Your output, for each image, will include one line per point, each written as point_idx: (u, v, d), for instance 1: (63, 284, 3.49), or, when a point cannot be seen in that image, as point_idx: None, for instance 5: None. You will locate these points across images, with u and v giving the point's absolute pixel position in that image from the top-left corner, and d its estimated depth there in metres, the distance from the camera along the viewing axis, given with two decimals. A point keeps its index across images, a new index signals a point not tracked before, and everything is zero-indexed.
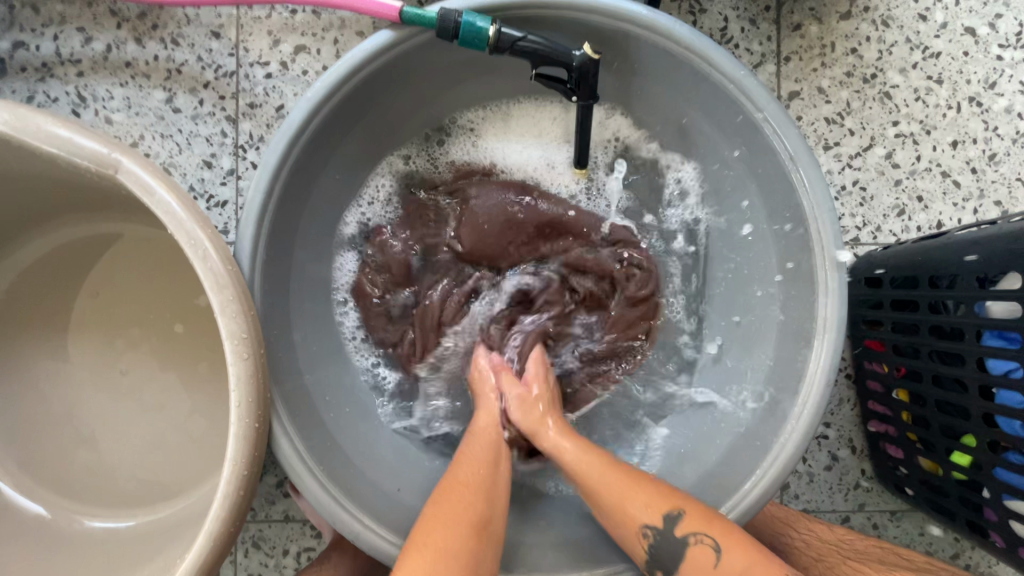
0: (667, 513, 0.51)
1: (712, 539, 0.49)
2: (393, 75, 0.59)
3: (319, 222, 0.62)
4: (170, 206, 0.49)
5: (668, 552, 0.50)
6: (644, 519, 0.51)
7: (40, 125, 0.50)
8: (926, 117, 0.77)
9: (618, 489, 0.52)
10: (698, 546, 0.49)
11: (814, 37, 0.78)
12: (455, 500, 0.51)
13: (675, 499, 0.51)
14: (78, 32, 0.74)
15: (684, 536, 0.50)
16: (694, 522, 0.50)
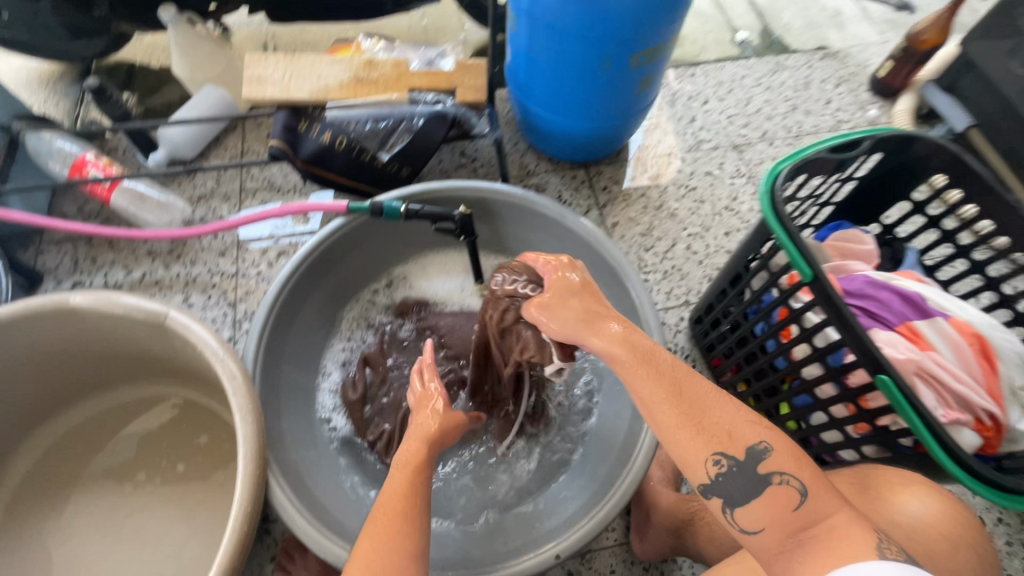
0: (752, 449, 0.50)
1: (797, 483, 0.49)
2: (348, 244, 0.92)
3: (301, 345, 0.88)
4: (202, 334, 0.73)
5: (735, 486, 0.50)
6: (720, 450, 0.50)
7: (115, 300, 0.73)
8: (703, 222, 1.18)
9: (699, 424, 0.51)
10: (781, 486, 0.49)
11: (618, 192, 1.22)
12: (387, 513, 0.58)
13: (762, 431, 0.51)
14: (122, 268, 1.06)
15: (768, 474, 0.49)
16: (779, 463, 0.50)
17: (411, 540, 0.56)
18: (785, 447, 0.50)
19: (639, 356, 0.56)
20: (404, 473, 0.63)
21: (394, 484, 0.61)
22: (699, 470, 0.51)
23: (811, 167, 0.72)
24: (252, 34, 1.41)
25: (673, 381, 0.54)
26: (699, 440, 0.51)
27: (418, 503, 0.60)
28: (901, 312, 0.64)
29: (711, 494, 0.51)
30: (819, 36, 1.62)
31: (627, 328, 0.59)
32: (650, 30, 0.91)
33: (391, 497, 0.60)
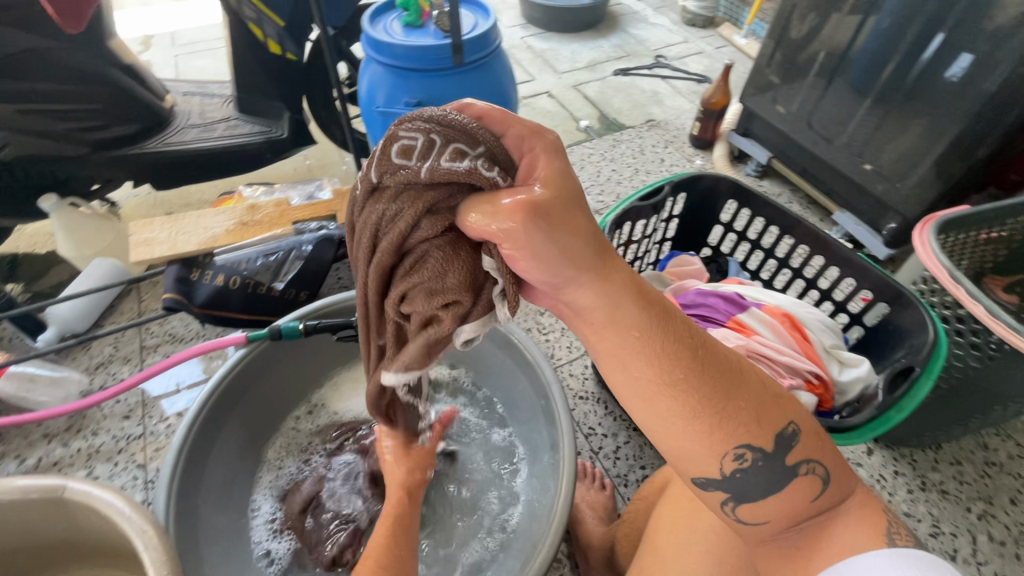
0: (780, 439, 0.49)
1: (819, 472, 0.50)
2: (256, 373, 0.96)
3: (221, 484, 0.87)
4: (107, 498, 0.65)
5: (749, 480, 0.50)
6: (745, 442, 0.49)
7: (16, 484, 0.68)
8: None
9: (729, 411, 0.48)
10: (806, 477, 0.50)
11: None
12: (374, 569, 0.60)
13: (789, 414, 0.50)
14: (13, 458, 1.00)
15: (794, 465, 0.50)
16: (806, 453, 0.50)
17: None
18: (810, 434, 0.51)
19: (649, 310, 0.48)
20: (385, 521, 0.68)
21: (380, 535, 0.66)
22: (721, 464, 0.49)
23: (631, 216, 0.87)
24: (141, 204, 1.50)
25: (698, 350, 0.49)
26: (725, 430, 0.48)
27: (404, 558, 0.63)
28: (726, 311, 0.78)
29: (711, 485, 0.51)
30: (644, 112, 1.96)
31: (640, 284, 0.49)
32: None
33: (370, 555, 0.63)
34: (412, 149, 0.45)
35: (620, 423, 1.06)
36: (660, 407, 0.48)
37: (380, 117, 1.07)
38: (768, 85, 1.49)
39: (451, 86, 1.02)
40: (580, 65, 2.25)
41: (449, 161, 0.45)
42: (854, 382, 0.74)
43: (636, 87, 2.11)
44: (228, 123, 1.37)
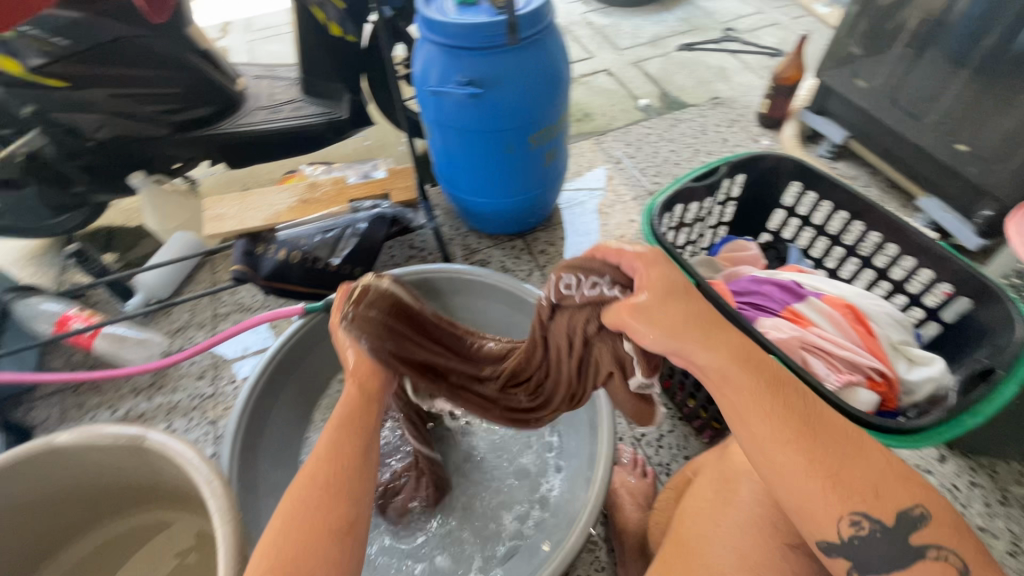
0: (903, 513, 0.46)
1: (952, 557, 0.45)
2: (313, 342, 1.02)
3: (276, 443, 0.93)
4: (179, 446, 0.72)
5: (865, 551, 0.46)
6: (862, 510, 0.46)
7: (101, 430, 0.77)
8: None
9: (842, 476, 0.46)
10: (933, 560, 0.45)
11: (554, 252, 1.35)
12: (336, 475, 0.56)
13: (917, 495, 0.46)
14: (106, 408, 1.12)
15: (919, 544, 0.45)
16: (934, 534, 0.45)
17: (362, 503, 0.56)
18: (943, 517, 0.46)
19: (765, 381, 0.50)
20: (320, 454, 0.59)
21: (313, 470, 0.57)
22: (833, 530, 0.46)
23: (682, 198, 0.84)
24: (218, 182, 1.61)
25: (807, 419, 0.49)
26: (835, 494, 0.46)
27: (367, 463, 0.59)
28: (781, 300, 0.74)
29: (834, 553, 0.47)
30: (709, 89, 1.86)
31: (747, 346, 0.52)
32: (538, 114, 1.09)
33: (329, 459, 0.57)
34: (572, 285, 0.64)
35: (665, 411, 1.04)
36: (781, 463, 0.48)
37: (432, 96, 1.08)
38: (848, 58, 1.37)
39: (503, 64, 1.01)
40: (642, 40, 2.16)
41: (589, 291, 0.63)
42: (924, 382, 0.68)
43: (701, 62, 2.00)
44: (294, 105, 1.44)
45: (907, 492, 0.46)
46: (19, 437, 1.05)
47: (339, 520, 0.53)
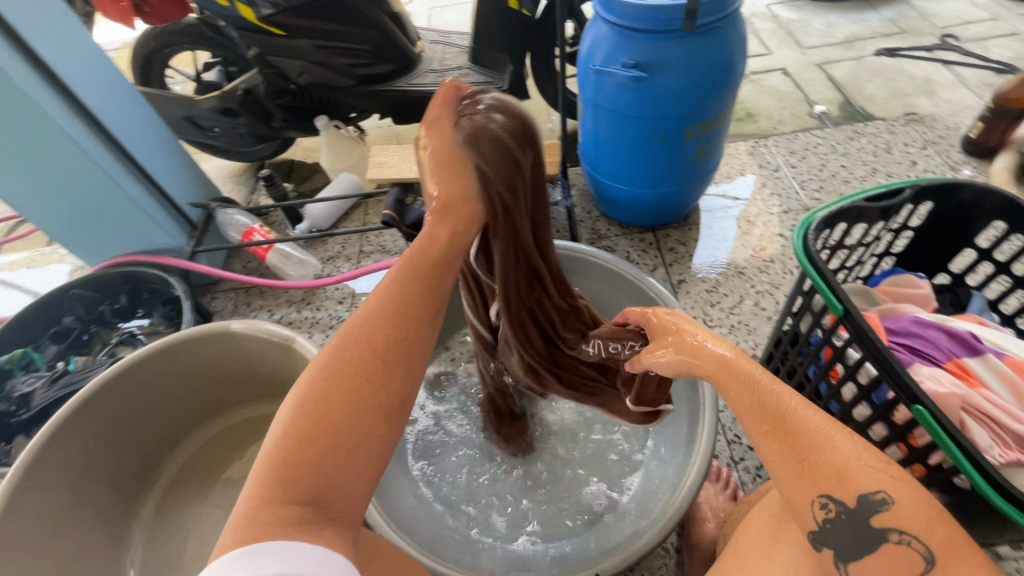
0: (868, 499, 0.43)
1: (924, 545, 0.42)
2: None
3: None
4: None
5: (841, 531, 0.45)
6: (828, 492, 0.44)
7: (264, 328, 0.94)
8: (773, 281, 1.21)
9: (803, 460, 0.45)
10: (905, 545, 0.43)
11: (684, 252, 1.30)
12: (367, 351, 0.47)
13: (884, 483, 0.43)
14: (267, 310, 1.33)
15: (884, 526, 0.43)
16: (903, 517, 0.42)
17: (396, 381, 0.48)
18: (909, 501, 0.43)
19: (739, 378, 0.50)
20: (378, 305, 0.50)
21: (368, 330, 0.48)
22: (805, 512, 0.46)
23: (849, 216, 0.76)
24: (382, 135, 1.78)
25: (778, 416, 0.47)
26: (800, 477, 0.45)
27: (406, 340, 0.49)
28: (947, 350, 0.65)
29: (821, 543, 0.47)
30: (905, 102, 1.63)
31: (728, 346, 0.53)
32: (700, 106, 1.05)
33: (361, 330, 0.48)
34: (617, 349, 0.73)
35: None
36: (764, 462, 0.47)
37: (594, 75, 1.08)
38: None
39: (674, 50, 0.98)
40: (833, 40, 1.94)
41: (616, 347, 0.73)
42: None
43: (902, 71, 1.75)
44: (460, 71, 1.53)
45: (870, 477, 0.43)
46: (204, 319, 1.28)
47: (368, 397, 0.46)
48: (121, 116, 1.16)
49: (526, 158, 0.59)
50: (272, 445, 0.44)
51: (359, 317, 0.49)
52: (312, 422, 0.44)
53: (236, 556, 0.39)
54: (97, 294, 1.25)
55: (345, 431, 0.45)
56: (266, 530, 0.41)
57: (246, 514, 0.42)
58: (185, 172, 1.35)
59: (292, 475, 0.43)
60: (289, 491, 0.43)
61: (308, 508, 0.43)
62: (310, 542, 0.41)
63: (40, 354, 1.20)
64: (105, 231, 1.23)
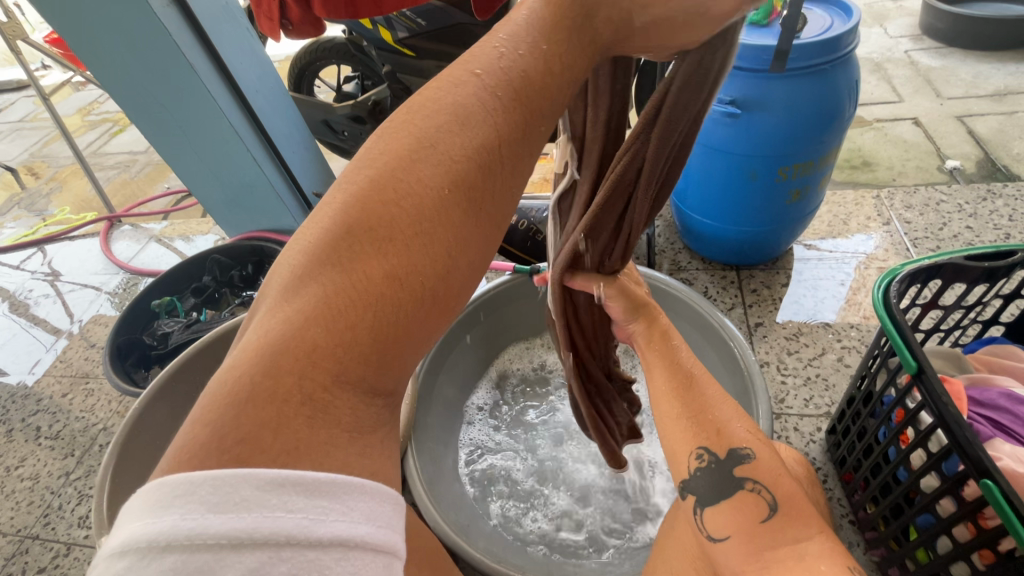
0: (735, 451, 0.51)
1: (769, 494, 0.48)
2: (513, 297, 1.16)
3: (458, 369, 1.12)
4: None
5: (707, 483, 0.51)
6: (703, 442, 0.52)
7: None
8: (863, 338, 1.13)
9: (694, 412, 0.54)
10: (751, 494, 0.49)
11: (767, 295, 1.25)
12: (439, 209, 0.35)
13: (750, 440, 0.51)
14: None
15: (742, 476, 0.50)
16: (757, 471, 0.50)
17: (475, 245, 0.37)
18: (771, 461, 0.50)
19: (665, 347, 0.59)
20: (455, 166, 0.36)
21: (444, 195, 0.35)
22: (682, 462, 0.53)
23: (944, 274, 0.71)
24: None
25: (685, 375, 0.56)
26: (684, 429, 0.53)
27: (494, 190, 0.37)
28: None
29: (687, 491, 0.53)
30: None
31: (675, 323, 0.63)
32: (800, 146, 1.03)
33: (440, 173, 0.35)
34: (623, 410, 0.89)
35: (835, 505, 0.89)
36: (662, 408, 0.56)
37: None
38: None
39: (775, 90, 0.97)
40: (980, 92, 1.77)
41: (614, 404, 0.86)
42: None
43: None
44: None
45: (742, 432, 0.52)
46: None
47: (441, 265, 0.35)
48: (275, 114, 1.38)
49: (715, 67, 0.44)
50: (307, 309, 0.33)
51: (433, 151, 0.36)
52: (366, 286, 0.34)
53: (257, 469, 0.30)
54: (231, 260, 1.48)
55: (411, 303, 0.34)
56: (303, 421, 0.32)
57: (269, 391, 0.31)
58: (316, 167, 1.56)
59: (346, 351, 0.33)
60: (339, 370, 0.33)
61: (360, 395, 0.34)
62: (373, 483, 0.33)
63: (182, 304, 1.46)
64: (247, 209, 1.46)
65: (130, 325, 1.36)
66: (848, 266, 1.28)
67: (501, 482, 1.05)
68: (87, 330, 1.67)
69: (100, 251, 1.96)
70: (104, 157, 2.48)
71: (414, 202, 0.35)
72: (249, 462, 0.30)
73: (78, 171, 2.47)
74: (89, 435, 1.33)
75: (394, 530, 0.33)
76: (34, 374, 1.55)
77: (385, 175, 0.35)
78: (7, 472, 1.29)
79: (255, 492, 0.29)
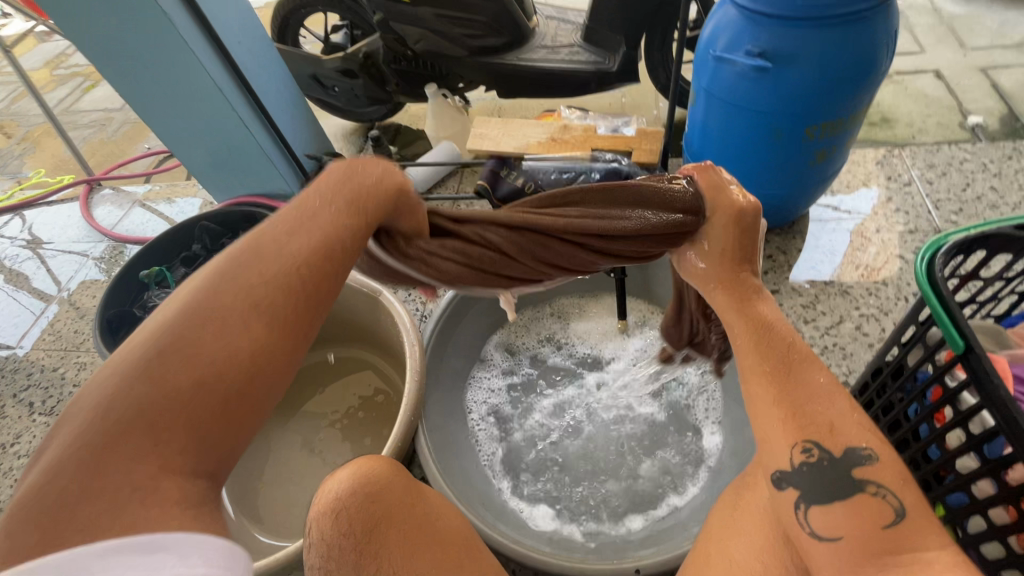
0: (842, 450, 0.53)
1: (895, 498, 0.51)
2: None
3: (465, 341, 1.08)
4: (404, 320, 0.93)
5: (816, 477, 0.53)
6: (808, 436, 0.54)
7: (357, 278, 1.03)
8: (882, 306, 1.10)
9: (801, 409, 0.55)
10: (876, 497, 0.51)
11: (782, 261, 1.21)
12: (247, 316, 0.44)
13: (868, 439, 0.53)
14: None
15: (863, 477, 0.52)
16: (882, 471, 0.52)
17: (287, 339, 0.45)
18: (890, 463, 0.53)
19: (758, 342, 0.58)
20: (264, 281, 0.45)
21: (250, 304, 0.44)
22: (790, 453, 0.54)
23: (990, 244, 0.67)
24: (485, 106, 1.81)
25: (779, 363, 0.57)
26: (789, 423, 0.55)
27: (302, 287, 0.46)
28: None
29: (785, 484, 0.55)
30: None
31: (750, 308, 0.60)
32: (830, 103, 0.96)
33: (246, 292, 0.44)
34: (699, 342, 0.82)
35: None
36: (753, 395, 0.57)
37: (713, 62, 1.02)
38: None
39: (809, 40, 0.90)
40: (1007, 42, 1.67)
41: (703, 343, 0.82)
42: None
43: None
44: (572, 49, 1.53)
45: (858, 431, 0.53)
46: None
47: (250, 361, 0.43)
48: (258, 68, 1.28)
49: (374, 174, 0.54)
50: (141, 387, 0.40)
51: (241, 273, 0.45)
52: (176, 388, 0.40)
53: (98, 541, 0.35)
54: (221, 227, 1.40)
55: (227, 390, 0.42)
56: (112, 481, 0.37)
57: (86, 488, 0.36)
58: (305, 127, 1.47)
59: (163, 443, 0.39)
60: (160, 440, 0.39)
61: (185, 473, 0.40)
62: (204, 537, 0.38)
63: (172, 274, 1.38)
64: (235, 172, 1.37)
65: (117, 298, 1.30)
66: (850, 224, 1.26)
67: (511, 453, 1.02)
68: (74, 300, 1.60)
69: (81, 217, 1.86)
70: (76, 115, 2.33)
71: (223, 317, 0.43)
72: (82, 539, 0.35)
73: (51, 131, 2.32)
74: None
75: (229, 567, 0.39)
76: (21, 347, 1.50)
77: (199, 298, 0.43)
78: (4, 449, 1.26)
79: (95, 558, 0.35)
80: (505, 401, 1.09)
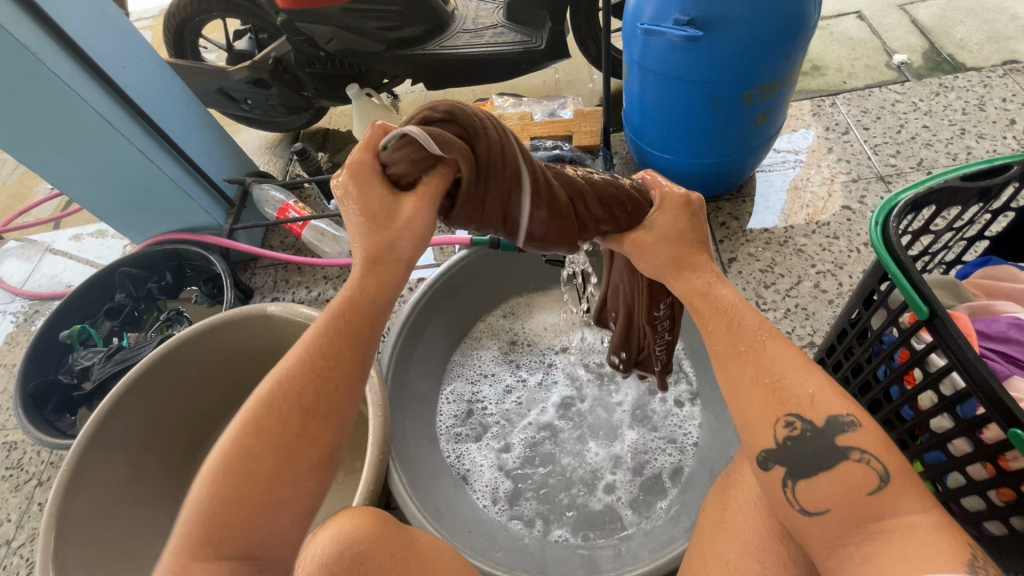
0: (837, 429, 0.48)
1: (879, 464, 0.46)
2: (472, 273, 1.05)
3: (427, 361, 1.02)
4: None
5: (802, 453, 0.48)
6: (790, 408, 0.48)
7: (299, 311, 0.95)
8: (836, 260, 1.11)
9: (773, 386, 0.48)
10: (855, 463, 0.47)
11: (735, 228, 1.20)
12: (280, 432, 0.44)
13: (850, 406, 0.48)
14: (305, 288, 1.33)
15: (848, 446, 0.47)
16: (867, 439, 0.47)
17: (314, 444, 0.45)
18: (873, 428, 0.48)
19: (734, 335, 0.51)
20: (282, 396, 0.45)
21: (269, 424, 0.44)
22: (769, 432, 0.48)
23: (941, 197, 0.66)
24: (416, 101, 1.72)
25: (753, 342, 0.50)
26: (762, 406, 0.48)
27: (331, 395, 0.46)
28: None
29: (772, 464, 0.49)
30: (1006, 48, 1.43)
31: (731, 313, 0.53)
32: (762, 63, 0.93)
33: (268, 415, 0.45)
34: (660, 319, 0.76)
35: None
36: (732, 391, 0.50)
37: (642, 34, 0.97)
38: None
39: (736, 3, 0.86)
40: None
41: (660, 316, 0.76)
42: None
43: (1003, 9, 1.53)
44: (496, 30, 1.45)
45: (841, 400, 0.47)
46: (244, 297, 1.30)
47: (270, 479, 0.44)
48: (151, 91, 1.15)
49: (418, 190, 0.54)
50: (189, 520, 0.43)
51: (268, 399, 0.45)
52: (216, 509, 0.43)
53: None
54: (144, 271, 1.28)
55: (259, 504, 0.43)
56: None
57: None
58: (219, 148, 1.35)
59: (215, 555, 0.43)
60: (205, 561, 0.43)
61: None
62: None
63: (97, 329, 1.26)
64: (148, 210, 1.23)
65: (38, 367, 1.16)
66: (792, 166, 1.29)
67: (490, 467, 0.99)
68: None
69: None
70: None
71: (246, 441, 0.44)
72: None
73: None
74: (24, 493, 1.18)
75: None
76: None
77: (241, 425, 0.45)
78: None
79: None
80: (474, 414, 1.05)
